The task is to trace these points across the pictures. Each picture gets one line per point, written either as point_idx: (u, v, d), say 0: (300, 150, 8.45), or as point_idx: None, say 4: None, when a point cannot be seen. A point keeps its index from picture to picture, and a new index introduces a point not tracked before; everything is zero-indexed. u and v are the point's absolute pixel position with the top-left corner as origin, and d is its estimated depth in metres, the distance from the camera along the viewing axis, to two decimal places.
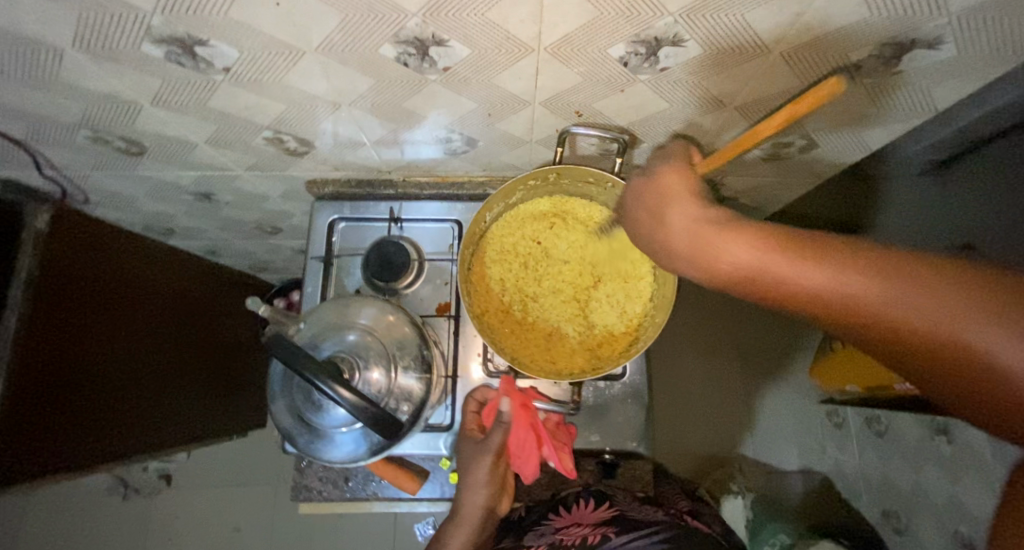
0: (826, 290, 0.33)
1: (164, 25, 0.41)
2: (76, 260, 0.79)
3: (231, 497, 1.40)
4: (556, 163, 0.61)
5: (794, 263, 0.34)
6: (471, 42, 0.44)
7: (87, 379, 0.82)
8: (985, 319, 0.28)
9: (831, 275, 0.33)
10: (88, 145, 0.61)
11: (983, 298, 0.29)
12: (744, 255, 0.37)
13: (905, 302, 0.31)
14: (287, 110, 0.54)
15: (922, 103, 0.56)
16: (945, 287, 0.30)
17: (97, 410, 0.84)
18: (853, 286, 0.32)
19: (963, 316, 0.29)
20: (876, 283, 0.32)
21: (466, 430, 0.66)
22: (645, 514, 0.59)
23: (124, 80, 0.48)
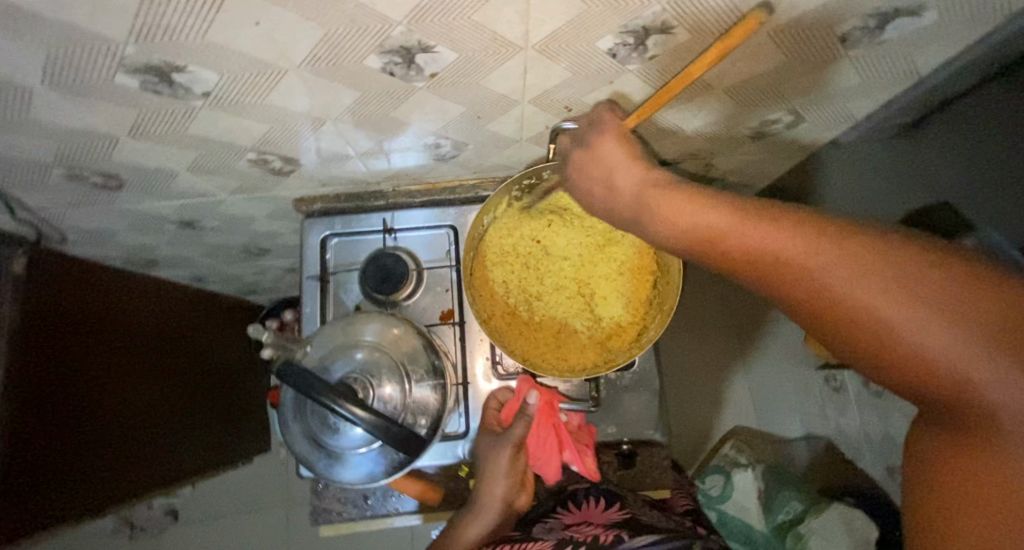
0: (792, 260, 0.32)
1: (139, 54, 0.39)
2: (59, 304, 0.76)
3: (243, 525, 1.38)
4: (547, 162, 0.61)
5: (756, 227, 0.34)
6: (458, 46, 0.43)
7: (84, 423, 0.79)
8: (937, 311, 0.28)
9: (793, 247, 0.32)
10: (63, 184, 0.59)
11: (944, 288, 0.28)
12: (718, 224, 0.36)
13: (861, 281, 0.30)
14: (269, 129, 0.53)
15: (903, 69, 0.57)
16: (908, 274, 0.29)
17: (95, 454, 0.82)
18: (813, 260, 0.32)
19: (915, 305, 0.28)
20: (834, 257, 0.31)
21: (486, 427, 0.67)
22: (654, 519, 0.60)
23: (99, 115, 0.46)
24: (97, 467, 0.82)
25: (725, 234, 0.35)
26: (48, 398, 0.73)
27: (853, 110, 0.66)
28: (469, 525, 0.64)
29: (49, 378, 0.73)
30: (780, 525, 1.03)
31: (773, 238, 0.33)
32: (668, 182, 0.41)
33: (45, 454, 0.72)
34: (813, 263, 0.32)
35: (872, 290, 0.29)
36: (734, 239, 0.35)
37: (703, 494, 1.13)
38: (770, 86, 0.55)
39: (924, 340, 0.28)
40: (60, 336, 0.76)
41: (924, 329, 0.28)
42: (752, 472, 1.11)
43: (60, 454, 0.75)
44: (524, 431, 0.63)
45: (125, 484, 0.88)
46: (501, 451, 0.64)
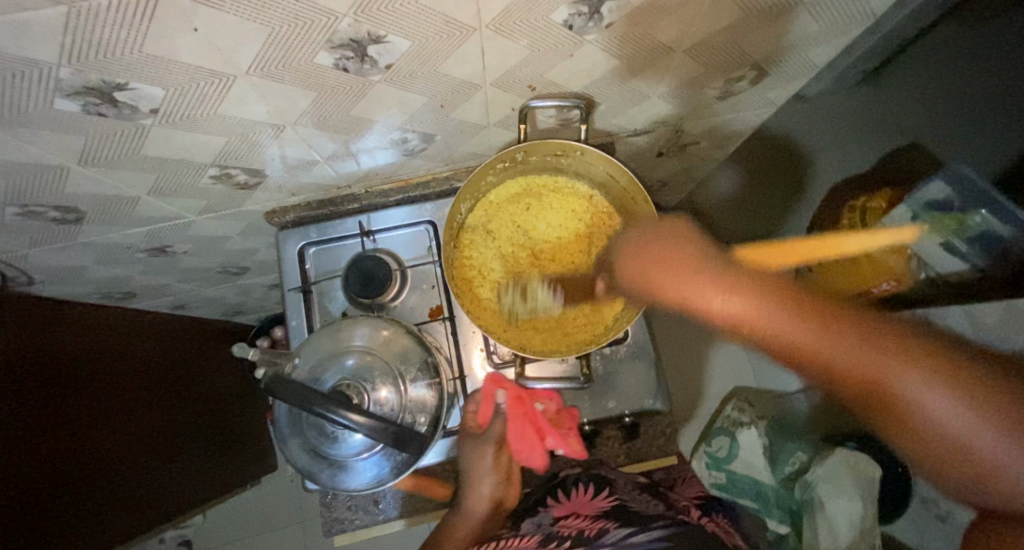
0: (814, 346, 0.39)
1: (75, 75, 0.37)
2: (35, 348, 0.74)
3: (258, 546, 1.37)
4: (521, 143, 0.59)
5: (773, 313, 0.40)
6: (410, 33, 0.41)
7: (78, 466, 0.77)
8: (930, 381, 0.36)
9: (809, 332, 0.39)
10: (21, 222, 0.57)
11: (926, 360, 0.37)
12: (743, 309, 0.41)
13: (867, 360, 0.38)
14: (228, 142, 0.51)
15: (858, 9, 0.57)
16: (898, 351, 0.37)
17: (90, 498, 0.79)
18: (836, 345, 0.38)
19: (912, 376, 0.36)
20: (827, 333, 0.39)
21: (464, 431, 0.66)
22: (645, 507, 0.59)
23: (43, 145, 0.44)
24: (94, 509, 0.79)
25: (750, 320, 0.41)
26: (33, 447, 0.70)
27: (814, 59, 0.66)
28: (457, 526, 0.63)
29: (33, 426, 0.70)
30: (787, 477, 1.06)
31: (792, 326, 0.40)
32: (693, 257, 0.45)
33: (43, 502, 0.71)
34: (834, 349, 0.38)
35: (895, 372, 0.37)
36: (761, 322, 0.40)
37: (711, 457, 1.15)
38: (731, 41, 0.55)
39: (947, 413, 0.35)
40: (39, 380, 0.73)
41: (942, 403, 0.35)
42: (756, 429, 1.13)
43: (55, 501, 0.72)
44: (501, 430, 0.65)
45: (123, 524, 0.85)
46: (484, 452, 0.65)
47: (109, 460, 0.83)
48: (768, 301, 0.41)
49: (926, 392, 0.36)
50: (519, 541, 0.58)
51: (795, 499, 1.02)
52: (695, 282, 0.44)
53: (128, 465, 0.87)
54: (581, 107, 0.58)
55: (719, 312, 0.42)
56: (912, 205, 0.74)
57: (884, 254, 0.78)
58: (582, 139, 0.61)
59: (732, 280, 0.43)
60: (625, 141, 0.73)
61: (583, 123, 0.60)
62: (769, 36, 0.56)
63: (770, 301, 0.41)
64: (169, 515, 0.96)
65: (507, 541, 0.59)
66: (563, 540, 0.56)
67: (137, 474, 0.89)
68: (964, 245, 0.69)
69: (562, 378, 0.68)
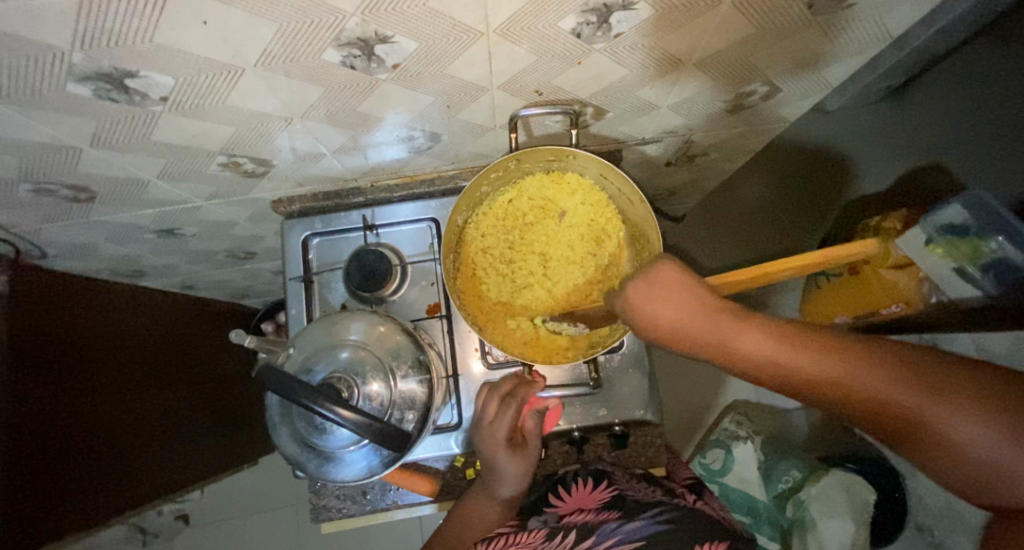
0: (846, 379, 0.42)
1: (87, 61, 0.38)
2: (43, 320, 0.75)
3: (254, 525, 1.39)
4: (512, 152, 0.60)
5: (796, 351, 0.44)
6: (417, 35, 0.42)
7: (79, 437, 0.78)
8: (955, 411, 0.38)
9: (829, 365, 0.42)
10: (33, 199, 0.58)
11: (947, 393, 0.39)
12: (756, 344, 0.45)
13: (885, 389, 0.41)
14: (236, 131, 0.52)
15: (874, 29, 0.57)
16: (917, 382, 0.40)
17: (89, 469, 0.80)
18: (865, 380, 0.41)
19: (935, 404, 0.39)
20: (851, 366, 0.42)
21: (501, 438, 0.62)
22: (644, 494, 0.61)
23: (56, 126, 0.46)
24: (93, 479, 0.81)
25: (775, 364, 0.44)
26: (42, 418, 0.72)
27: (828, 77, 0.65)
28: (485, 511, 0.64)
29: (36, 396, 0.72)
30: (780, 494, 1.05)
31: (798, 354, 0.44)
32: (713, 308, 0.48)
33: (51, 472, 0.73)
34: (844, 373, 0.42)
35: (899, 388, 0.40)
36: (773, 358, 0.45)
37: (705, 468, 1.11)
38: (743, 55, 0.54)
39: (954, 427, 0.38)
40: (46, 351, 0.75)
41: (964, 427, 0.38)
42: (753, 444, 1.11)
43: (55, 469, 0.74)
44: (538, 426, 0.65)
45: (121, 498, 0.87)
46: (523, 451, 0.64)
47: (115, 433, 0.85)
48: (768, 334, 0.45)
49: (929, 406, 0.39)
50: (525, 537, 0.59)
51: (787, 517, 1.02)
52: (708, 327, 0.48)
53: (135, 438, 0.90)
54: (570, 113, 0.57)
55: (748, 355, 0.46)
56: (926, 229, 0.71)
57: (895, 276, 0.76)
58: (573, 143, 0.62)
59: (741, 320, 0.47)
60: (635, 149, 0.73)
61: (573, 127, 0.59)
62: (782, 53, 0.56)
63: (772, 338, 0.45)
64: (172, 488, 0.99)
65: (516, 537, 0.60)
66: (568, 532, 0.58)
67: (144, 446, 0.92)
68: (979, 274, 0.69)
69: (570, 385, 0.69)
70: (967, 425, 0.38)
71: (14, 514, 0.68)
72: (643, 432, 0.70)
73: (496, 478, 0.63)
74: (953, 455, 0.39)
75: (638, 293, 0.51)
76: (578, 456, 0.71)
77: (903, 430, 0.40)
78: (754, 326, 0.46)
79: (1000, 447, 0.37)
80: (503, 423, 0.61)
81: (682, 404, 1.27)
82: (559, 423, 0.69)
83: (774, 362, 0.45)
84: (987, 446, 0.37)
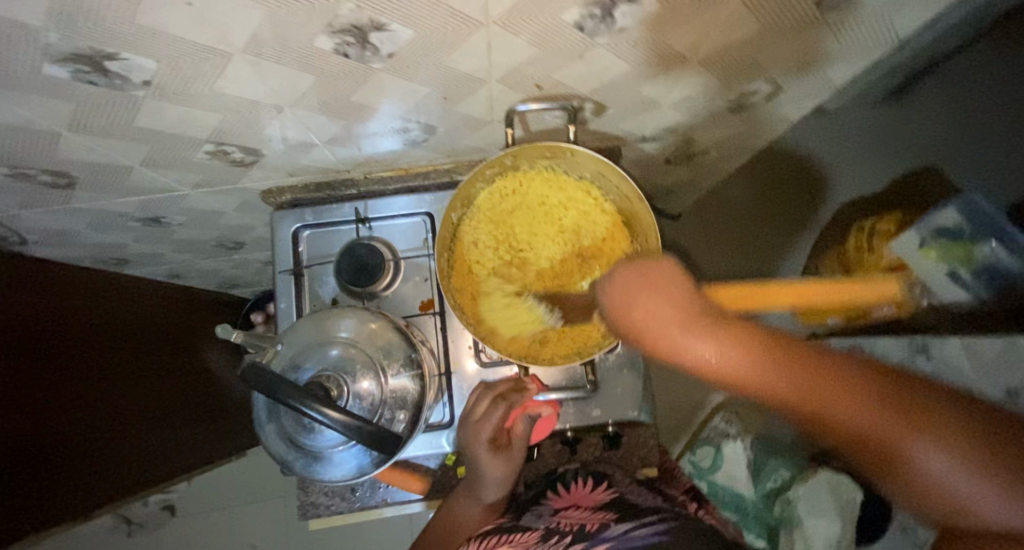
0: (791, 393, 0.34)
1: (64, 41, 0.36)
2: (11, 312, 0.72)
3: (241, 516, 1.38)
4: (508, 148, 0.58)
5: (732, 356, 0.36)
6: (413, 22, 0.40)
7: (49, 434, 0.75)
8: (936, 453, 0.29)
9: (768, 374, 0.35)
10: (11, 183, 0.56)
11: (923, 424, 0.30)
12: (677, 341, 0.39)
13: (845, 412, 0.32)
14: (224, 119, 0.50)
15: (883, 29, 0.55)
16: (884, 411, 0.31)
17: (54, 467, 0.77)
18: (818, 397, 0.33)
19: (907, 443, 0.30)
20: (799, 380, 0.34)
21: (483, 443, 0.61)
22: (645, 500, 0.60)
23: (33, 109, 0.43)
24: (56, 478, 0.78)
25: (713, 368, 0.37)
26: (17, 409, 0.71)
27: (833, 77, 0.64)
28: (468, 510, 0.64)
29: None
30: (768, 492, 1.05)
31: (733, 358, 0.36)
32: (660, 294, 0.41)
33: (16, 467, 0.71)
34: (780, 383, 0.35)
35: (844, 398, 0.32)
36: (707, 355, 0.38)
37: (694, 466, 1.14)
38: (748, 54, 0.53)
39: (906, 450, 0.30)
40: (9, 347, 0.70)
41: (955, 480, 0.29)
42: (742, 441, 1.13)
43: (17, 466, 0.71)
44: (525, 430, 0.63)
45: (95, 491, 0.86)
46: (508, 453, 0.62)
47: (99, 425, 0.83)
48: (701, 336, 0.38)
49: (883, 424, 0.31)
50: (521, 535, 0.58)
51: (773, 516, 1.02)
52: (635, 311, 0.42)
53: (120, 431, 0.88)
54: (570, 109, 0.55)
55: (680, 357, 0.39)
56: (921, 231, 0.69)
57: None
58: (571, 140, 0.60)
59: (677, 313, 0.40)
60: (634, 146, 0.72)
61: (571, 124, 0.58)
62: (788, 52, 0.55)
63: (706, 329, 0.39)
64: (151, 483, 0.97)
65: (509, 536, 0.58)
66: (564, 533, 0.56)
67: (129, 440, 0.90)
68: (969, 276, 0.67)
69: (567, 389, 0.68)
70: (952, 475, 0.29)
71: None
72: (635, 433, 0.70)
73: (479, 476, 0.62)
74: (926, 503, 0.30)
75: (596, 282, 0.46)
76: (571, 456, 0.71)
77: (852, 448, 0.32)
78: (694, 322, 0.39)
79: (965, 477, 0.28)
80: (488, 423, 0.60)
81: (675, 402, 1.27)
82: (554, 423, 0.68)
83: (704, 364, 0.38)
84: (943, 472, 0.29)
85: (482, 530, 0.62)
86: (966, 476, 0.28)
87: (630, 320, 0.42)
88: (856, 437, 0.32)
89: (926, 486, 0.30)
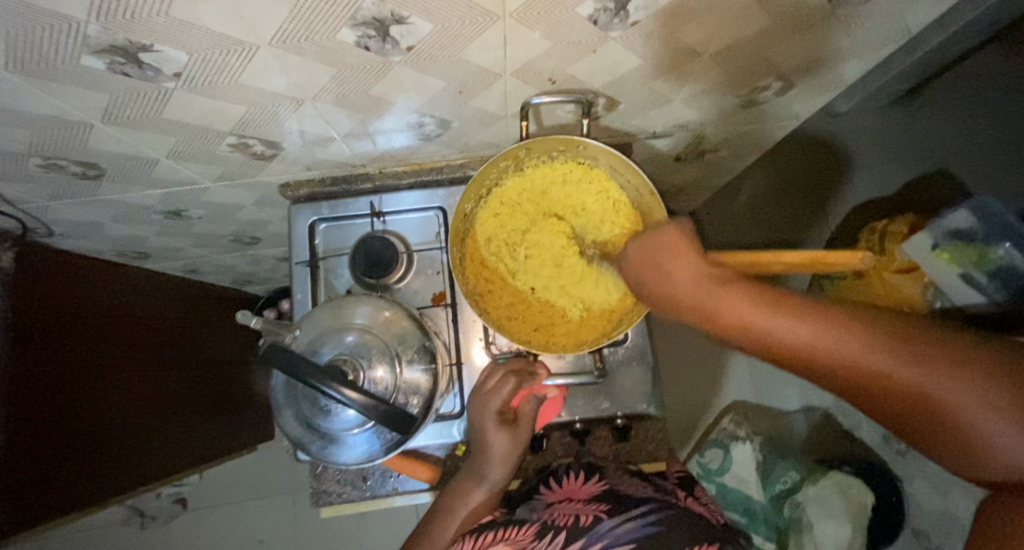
0: (837, 350, 0.37)
1: (103, 33, 0.38)
2: (47, 300, 0.74)
3: (251, 511, 1.39)
4: (522, 141, 0.60)
5: (792, 322, 0.38)
6: (433, 16, 0.42)
7: (56, 413, 0.74)
8: (979, 396, 0.33)
9: (828, 336, 0.37)
10: (42, 174, 0.58)
11: (967, 369, 0.33)
12: (749, 317, 0.40)
13: (890, 366, 0.35)
14: (248, 111, 0.52)
15: (893, 25, 0.56)
16: (922, 354, 0.35)
17: (61, 449, 0.74)
18: (867, 357, 0.36)
19: (954, 391, 0.33)
20: (849, 334, 0.37)
21: (490, 414, 0.62)
22: (634, 490, 0.60)
23: (68, 99, 0.45)
24: (69, 458, 0.76)
25: (783, 344, 0.39)
26: (53, 396, 0.73)
27: (842, 73, 0.65)
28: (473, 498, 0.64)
29: (12, 373, 0.67)
30: (778, 494, 1.05)
31: (797, 327, 0.38)
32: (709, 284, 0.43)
33: (59, 450, 0.74)
34: (834, 344, 0.37)
35: (898, 360, 0.35)
36: (752, 316, 0.40)
37: (702, 467, 1.10)
38: (759, 49, 0.54)
39: (959, 405, 0.33)
40: (44, 333, 0.73)
41: (1001, 423, 0.32)
42: (751, 444, 1.12)
43: (63, 447, 0.74)
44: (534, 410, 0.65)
45: (134, 474, 0.89)
46: (513, 429, 0.64)
47: (122, 413, 0.86)
48: (767, 307, 0.40)
49: (981, 411, 0.33)
50: (515, 533, 0.56)
51: (783, 518, 1.02)
52: (707, 296, 0.43)
53: (142, 419, 0.90)
54: (582, 103, 0.56)
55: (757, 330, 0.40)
56: (935, 234, 0.71)
57: (901, 281, 0.73)
58: (585, 135, 0.61)
59: (738, 291, 0.42)
60: (644, 143, 0.73)
61: (585, 118, 0.59)
62: (797, 48, 0.56)
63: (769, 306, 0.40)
64: (177, 469, 0.99)
65: (505, 533, 0.57)
66: (558, 531, 0.55)
67: (151, 427, 0.93)
68: (985, 279, 0.68)
69: (575, 375, 0.69)
70: (994, 417, 0.32)
71: (28, 487, 0.69)
72: (643, 426, 0.71)
73: (485, 452, 0.63)
74: (965, 446, 0.33)
75: (653, 256, 0.48)
76: (579, 450, 0.71)
77: (914, 416, 0.35)
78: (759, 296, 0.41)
79: None
80: (498, 397, 0.62)
81: (684, 402, 1.27)
82: (563, 413, 0.69)
83: (780, 339, 0.39)
84: (987, 416, 0.32)
85: (478, 524, 0.61)
86: (1011, 417, 0.32)
87: (692, 299, 0.44)
88: (903, 396, 0.35)
89: (975, 432, 0.33)
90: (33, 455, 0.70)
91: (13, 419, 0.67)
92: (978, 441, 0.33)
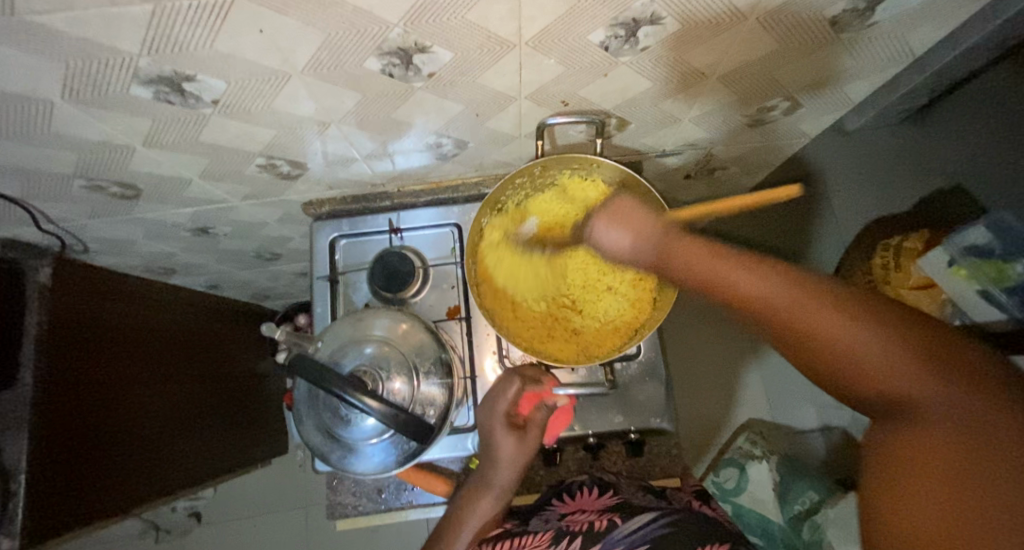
0: (802, 307, 0.39)
1: (152, 65, 0.41)
2: (91, 312, 0.77)
3: (265, 525, 1.40)
4: (537, 159, 0.62)
5: (762, 281, 0.41)
6: (453, 45, 0.44)
7: (102, 422, 0.77)
8: (931, 371, 0.34)
9: (796, 296, 0.39)
10: (85, 195, 0.62)
11: (925, 348, 0.35)
12: (722, 274, 0.43)
13: (847, 332, 0.37)
14: (276, 134, 0.55)
15: (898, 47, 0.58)
16: (886, 327, 0.36)
17: (102, 457, 0.76)
18: (833, 320, 0.37)
19: (907, 364, 0.35)
20: (817, 299, 0.38)
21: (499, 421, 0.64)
22: (646, 500, 0.62)
23: (114, 125, 0.49)
24: (115, 463, 0.79)
25: (753, 297, 0.41)
26: (94, 404, 0.75)
27: (849, 92, 0.66)
28: (484, 510, 0.65)
29: (71, 379, 0.71)
30: (796, 515, 1.01)
31: (764, 286, 0.41)
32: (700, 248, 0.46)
33: (101, 458, 0.76)
34: (798, 305, 0.39)
35: (860, 327, 0.36)
36: (720, 273, 0.43)
37: (719, 488, 1.09)
38: (766, 71, 0.56)
39: (910, 377, 0.34)
40: (89, 344, 0.75)
41: (953, 399, 0.33)
42: (768, 463, 1.08)
43: (106, 454, 0.77)
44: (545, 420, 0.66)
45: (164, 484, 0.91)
46: (521, 437, 0.65)
47: (151, 423, 0.88)
48: (743, 265, 0.42)
49: (916, 371, 0.34)
50: (531, 539, 0.59)
51: (802, 541, 0.99)
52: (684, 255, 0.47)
53: (168, 429, 0.93)
54: (594, 123, 0.59)
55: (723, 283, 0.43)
56: (951, 250, 0.69)
57: (918, 297, 0.72)
58: (598, 152, 0.63)
59: (720, 255, 0.44)
60: (655, 161, 0.75)
61: (597, 138, 0.61)
62: (802, 70, 0.57)
63: (754, 272, 0.42)
64: (200, 481, 1.01)
65: (521, 540, 0.60)
66: (573, 537, 0.58)
67: (176, 438, 0.95)
68: (1004, 296, 0.65)
69: (586, 386, 0.69)
70: (945, 390, 0.34)
71: (81, 493, 0.71)
72: (657, 441, 0.71)
73: (495, 461, 0.64)
74: (912, 411, 0.35)
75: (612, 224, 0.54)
76: (593, 465, 0.72)
77: (864, 378, 0.36)
78: (736, 258, 0.43)
79: (979, 409, 0.33)
80: (503, 396, 0.64)
81: (699, 418, 1.27)
82: (575, 428, 0.70)
83: (749, 293, 0.41)
84: (940, 389, 0.34)
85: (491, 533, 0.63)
86: (959, 391, 0.33)
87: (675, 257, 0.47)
88: (857, 361, 0.36)
89: (925, 400, 0.34)
90: (81, 464, 0.72)
91: (63, 426, 0.69)
92: (923, 407, 0.34)
